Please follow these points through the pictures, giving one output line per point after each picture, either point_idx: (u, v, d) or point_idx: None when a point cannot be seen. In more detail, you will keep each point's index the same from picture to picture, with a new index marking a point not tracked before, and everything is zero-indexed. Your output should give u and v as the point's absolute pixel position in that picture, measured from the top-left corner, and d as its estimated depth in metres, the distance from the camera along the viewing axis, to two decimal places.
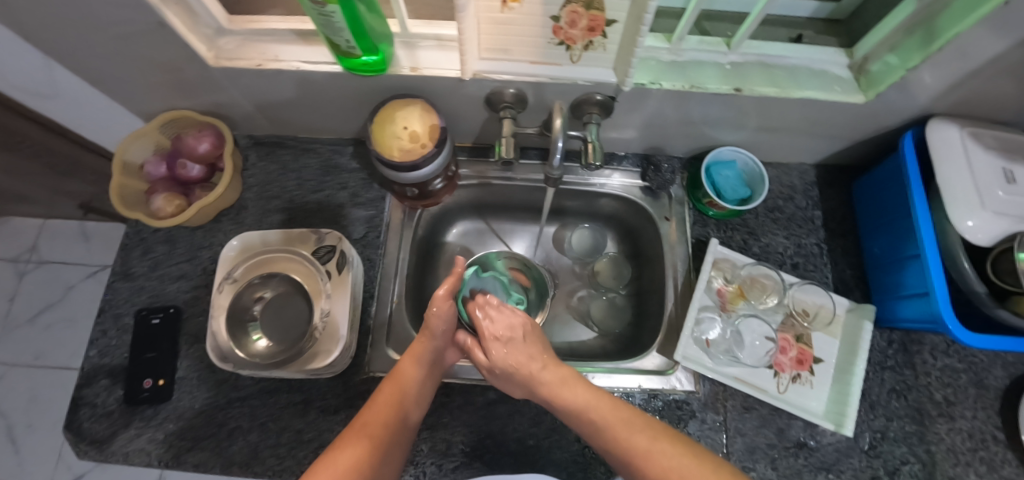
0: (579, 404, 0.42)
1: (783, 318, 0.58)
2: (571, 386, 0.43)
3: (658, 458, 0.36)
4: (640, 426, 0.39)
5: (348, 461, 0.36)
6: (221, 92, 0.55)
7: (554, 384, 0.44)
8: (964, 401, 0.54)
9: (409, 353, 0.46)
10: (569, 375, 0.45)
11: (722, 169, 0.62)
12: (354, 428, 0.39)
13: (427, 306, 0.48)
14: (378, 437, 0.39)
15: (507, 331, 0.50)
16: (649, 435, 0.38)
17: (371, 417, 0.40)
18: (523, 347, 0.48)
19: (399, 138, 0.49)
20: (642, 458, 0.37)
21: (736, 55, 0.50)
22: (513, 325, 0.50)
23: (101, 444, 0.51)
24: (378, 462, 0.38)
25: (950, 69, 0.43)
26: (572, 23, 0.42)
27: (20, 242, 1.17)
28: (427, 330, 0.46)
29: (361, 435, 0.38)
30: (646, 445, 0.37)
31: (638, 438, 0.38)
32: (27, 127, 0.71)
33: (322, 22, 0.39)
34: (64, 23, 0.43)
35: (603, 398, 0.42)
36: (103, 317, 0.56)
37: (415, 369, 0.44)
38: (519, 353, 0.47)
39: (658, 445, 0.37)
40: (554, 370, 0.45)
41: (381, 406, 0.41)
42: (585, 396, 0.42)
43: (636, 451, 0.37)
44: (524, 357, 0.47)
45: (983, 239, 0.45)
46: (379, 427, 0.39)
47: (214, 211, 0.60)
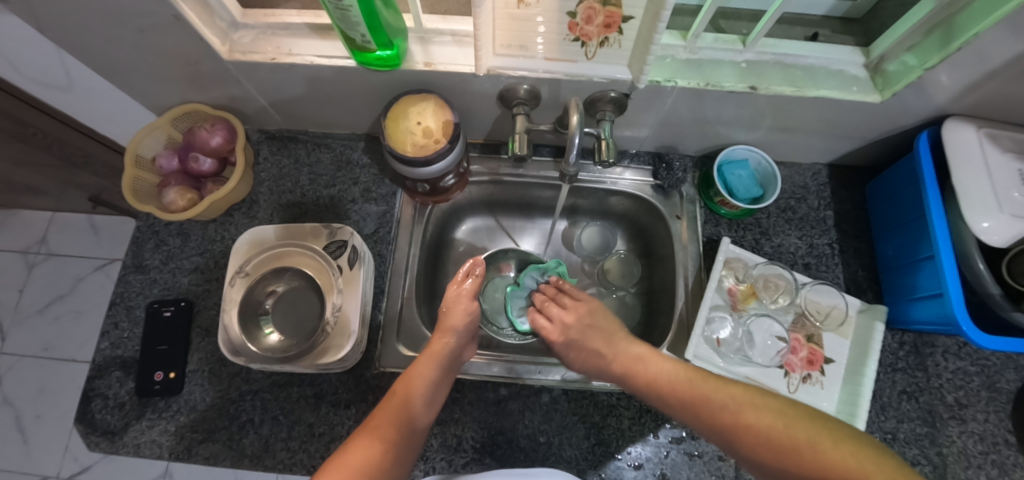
0: (664, 379, 0.44)
1: (794, 318, 0.58)
2: (658, 366, 0.46)
3: (749, 428, 0.36)
4: (725, 391, 0.40)
5: (357, 460, 0.35)
6: (235, 86, 0.56)
7: (631, 364, 0.48)
8: (976, 404, 0.54)
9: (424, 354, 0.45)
10: (646, 355, 0.47)
11: (735, 168, 0.61)
12: (364, 429, 0.38)
13: (446, 307, 0.50)
14: (389, 438, 0.38)
15: (570, 325, 0.55)
16: (739, 398, 0.39)
17: (382, 417, 0.39)
18: (593, 335, 0.52)
19: (412, 134, 0.49)
20: (736, 424, 0.37)
21: (752, 54, 0.50)
22: (573, 318, 0.55)
23: (113, 435, 0.51)
24: (387, 462, 0.36)
25: (968, 70, 0.42)
26: (588, 19, 0.42)
27: (31, 234, 1.17)
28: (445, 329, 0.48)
29: (371, 435, 0.37)
30: (735, 415, 0.37)
31: (728, 401, 0.39)
32: (40, 120, 0.71)
33: (338, 16, 0.39)
34: (81, 14, 0.43)
35: (681, 370, 0.44)
36: (116, 309, 0.57)
37: (428, 368, 0.44)
38: (588, 343, 0.52)
39: (745, 409, 0.37)
40: (633, 352, 0.49)
41: (390, 406, 0.40)
42: (673, 374, 0.44)
43: (725, 418, 0.38)
44: (594, 349, 0.51)
45: (998, 241, 0.44)
46: (389, 428, 0.38)
47: (226, 205, 0.60)
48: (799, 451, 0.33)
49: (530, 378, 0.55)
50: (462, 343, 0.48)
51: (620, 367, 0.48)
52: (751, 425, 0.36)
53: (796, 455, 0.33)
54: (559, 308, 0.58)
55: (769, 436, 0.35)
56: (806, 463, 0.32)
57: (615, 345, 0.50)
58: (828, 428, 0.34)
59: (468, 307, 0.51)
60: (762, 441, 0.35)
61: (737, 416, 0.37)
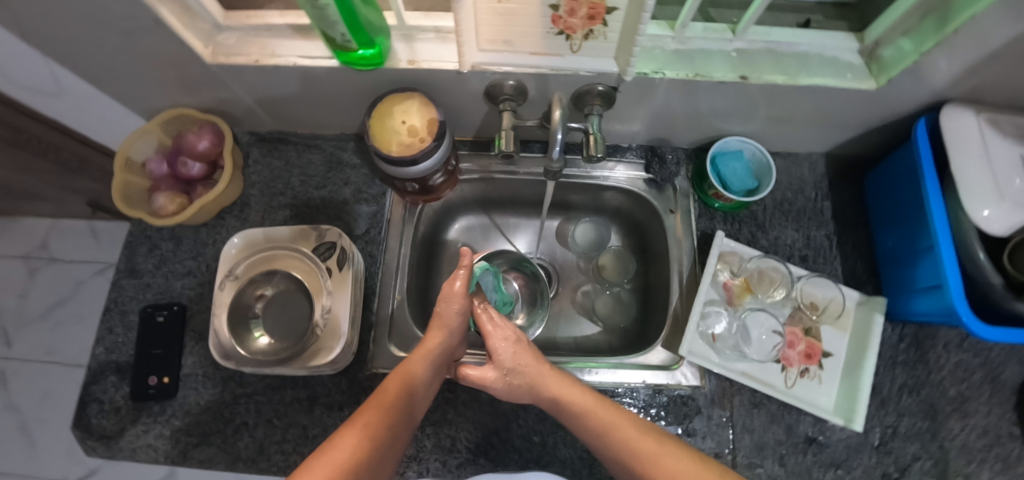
0: (580, 405, 0.40)
1: (791, 311, 0.57)
2: (572, 392, 0.41)
3: (667, 463, 0.35)
4: (644, 429, 0.38)
5: (344, 458, 0.32)
6: (221, 89, 0.55)
7: (561, 391, 0.41)
8: (979, 397, 0.53)
9: (420, 349, 0.43)
10: (569, 380, 0.42)
11: (730, 161, 0.60)
12: (352, 424, 0.35)
13: (443, 298, 0.45)
14: (379, 437, 0.35)
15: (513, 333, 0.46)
16: (652, 435, 0.38)
17: (372, 415, 0.36)
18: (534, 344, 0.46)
19: (397, 133, 0.48)
20: (651, 458, 0.36)
21: (743, 42, 0.49)
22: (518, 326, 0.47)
23: (109, 440, 0.51)
24: (370, 461, 0.34)
25: (967, 54, 0.41)
26: (572, 11, 0.41)
27: (34, 240, 1.19)
28: (443, 323, 0.45)
29: (359, 432, 0.34)
30: (654, 449, 0.36)
31: (643, 442, 0.37)
32: (33, 126, 0.72)
33: (318, 16, 0.39)
34: (63, 20, 0.43)
35: (605, 401, 0.41)
36: (110, 314, 0.57)
37: (421, 365, 0.42)
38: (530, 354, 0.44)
39: (663, 444, 0.37)
40: (557, 376, 0.43)
41: (381, 404, 0.37)
42: (584, 398, 0.41)
43: (644, 450, 0.36)
44: (534, 360, 0.44)
45: (999, 229, 0.43)
46: (380, 427, 0.36)
47: (217, 208, 0.60)
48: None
49: None
50: (454, 342, 0.46)
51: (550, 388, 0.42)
52: (670, 461, 0.35)
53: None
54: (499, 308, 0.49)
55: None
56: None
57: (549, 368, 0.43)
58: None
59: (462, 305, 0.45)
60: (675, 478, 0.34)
61: (658, 451, 0.36)
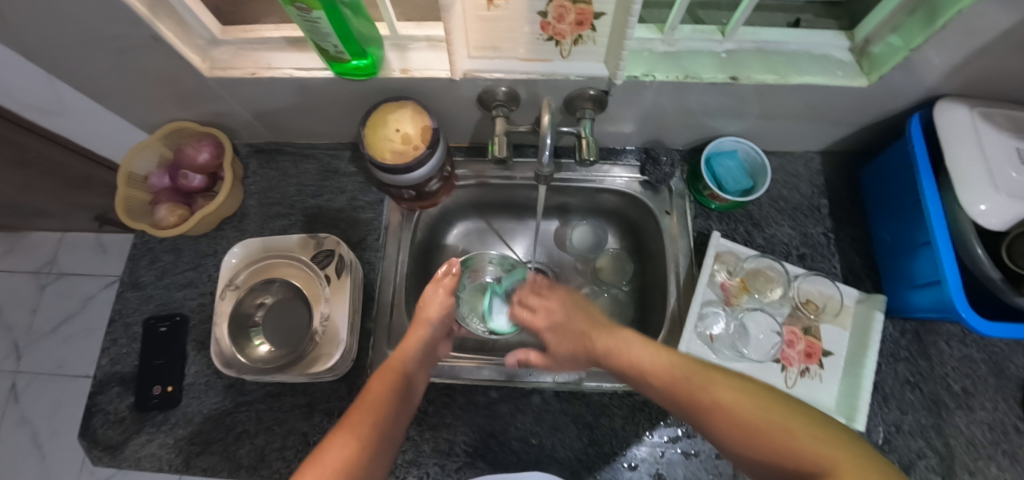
0: (635, 360, 0.41)
1: (790, 310, 0.56)
2: (631, 348, 0.42)
3: (718, 409, 0.33)
4: (695, 376, 0.36)
5: (336, 461, 0.34)
6: (220, 102, 0.56)
7: (615, 347, 0.43)
8: (984, 392, 0.52)
9: (402, 347, 0.46)
10: (629, 337, 0.44)
11: (724, 159, 0.60)
12: (340, 428, 0.37)
13: (422, 300, 0.52)
14: (370, 435, 0.37)
15: (549, 316, 0.53)
16: (701, 381, 0.35)
17: (358, 416, 0.38)
18: (576, 321, 0.50)
19: (390, 141, 0.49)
20: (703, 405, 0.34)
21: (732, 43, 0.49)
22: (553, 310, 0.53)
23: (114, 450, 0.52)
24: (367, 461, 0.35)
25: (958, 47, 0.41)
26: (560, 17, 0.42)
27: (42, 254, 1.21)
28: (422, 317, 0.49)
29: (347, 434, 0.36)
30: (704, 395, 0.34)
31: (696, 389, 0.35)
32: (39, 143, 0.73)
33: (308, 28, 0.39)
34: (63, 39, 0.44)
35: (655, 349, 0.41)
36: (114, 325, 0.58)
37: (404, 360, 0.44)
38: (573, 331, 0.49)
39: (714, 388, 0.34)
40: (614, 336, 0.45)
41: (366, 404, 0.39)
42: (638, 352, 0.41)
43: (695, 400, 0.34)
44: (580, 333, 0.49)
45: (996, 224, 0.43)
46: (367, 425, 0.37)
47: (217, 219, 0.61)
48: (759, 433, 0.30)
49: (522, 381, 0.54)
50: (436, 336, 0.49)
51: (602, 348, 0.45)
52: (722, 407, 0.33)
53: (756, 439, 0.30)
54: (535, 297, 0.56)
55: (739, 418, 0.31)
56: (771, 448, 0.29)
57: (593, 335, 0.47)
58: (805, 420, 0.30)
59: (444, 303, 0.51)
60: (727, 422, 0.32)
61: (709, 396, 0.34)
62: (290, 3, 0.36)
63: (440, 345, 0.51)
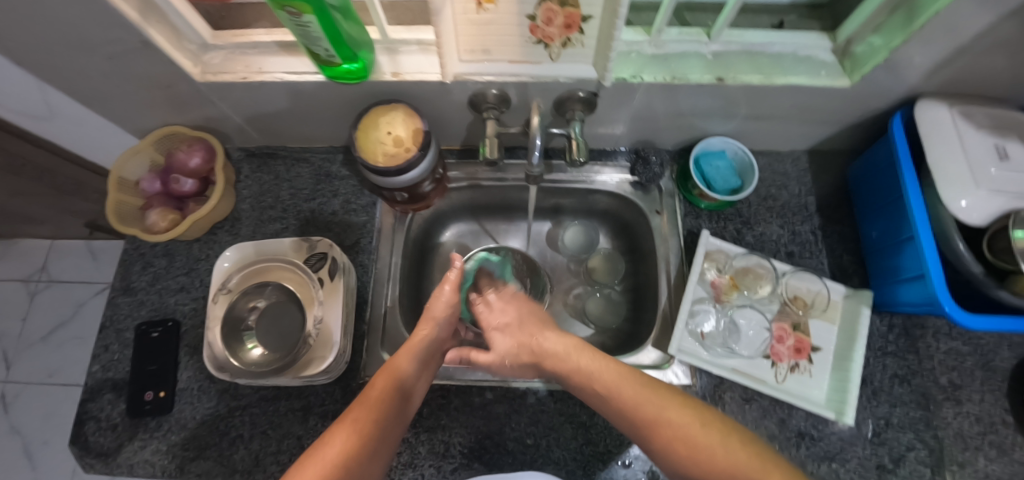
0: (584, 368, 0.43)
1: (778, 307, 0.58)
2: (577, 355, 0.44)
3: (667, 425, 0.34)
4: (647, 392, 0.38)
5: (334, 455, 0.34)
6: (211, 107, 0.56)
7: (561, 352, 0.46)
8: (971, 384, 0.53)
9: (406, 347, 0.46)
10: (576, 344, 0.46)
11: (713, 160, 0.61)
12: (342, 422, 0.37)
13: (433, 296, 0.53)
14: (370, 433, 0.37)
15: (502, 316, 0.57)
16: (657, 397, 0.37)
17: (361, 412, 0.38)
18: (523, 325, 0.53)
19: (382, 144, 0.49)
20: (652, 420, 0.35)
21: (719, 45, 0.50)
22: (508, 312, 0.57)
23: (107, 457, 0.52)
24: (364, 458, 0.36)
25: (936, 46, 0.42)
26: (548, 20, 0.42)
27: (32, 262, 1.20)
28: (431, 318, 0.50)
29: (349, 429, 0.36)
30: (655, 411, 0.36)
31: (650, 405, 0.37)
32: (28, 150, 0.73)
33: (300, 33, 0.40)
34: (53, 44, 0.44)
35: (607, 359, 0.42)
36: (106, 332, 0.57)
37: (406, 362, 0.45)
38: (519, 332, 0.53)
39: (664, 404, 0.36)
40: (558, 340, 0.48)
41: (368, 402, 0.39)
42: (590, 362, 0.43)
43: (647, 414, 0.36)
44: (526, 334, 0.52)
45: (977, 219, 0.44)
46: (369, 422, 0.38)
47: (209, 224, 0.61)
48: (703, 451, 0.32)
49: (516, 382, 0.54)
50: (441, 336, 0.50)
51: (546, 350, 0.47)
52: (671, 423, 0.34)
53: (701, 457, 0.32)
54: (497, 299, 0.60)
55: (684, 433, 0.33)
56: (710, 466, 0.31)
57: (533, 335, 0.51)
58: (743, 437, 0.33)
59: (449, 301, 0.52)
60: (675, 439, 0.33)
61: (659, 412, 0.36)
62: (281, 7, 0.36)
63: (445, 346, 0.52)
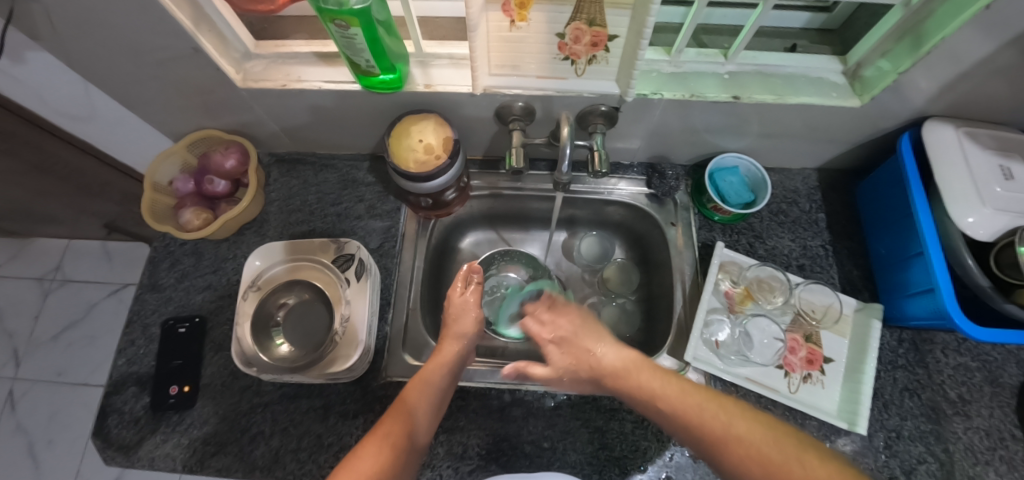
0: (645, 385, 0.43)
1: (791, 318, 0.58)
2: (637, 373, 0.45)
3: (738, 443, 0.34)
4: (713, 407, 0.38)
5: (369, 467, 0.36)
6: (247, 112, 0.59)
7: (621, 367, 0.46)
8: (979, 399, 0.54)
9: (435, 359, 0.48)
10: (636, 359, 0.46)
11: (726, 175, 0.63)
12: (374, 435, 0.39)
13: (463, 314, 0.55)
14: (400, 446, 0.38)
15: (557, 329, 0.57)
16: (722, 414, 0.37)
17: (392, 425, 0.40)
18: (582, 340, 0.53)
19: (414, 151, 0.52)
20: (721, 438, 0.35)
21: (734, 66, 0.53)
22: (562, 326, 0.57)
23: (128, 450, 0.52)
24: (396, 467, 0.37)
25: (942, 72, 0.45)
26: (576, 39, 0.44)
27: (48, 261, 1.21)
28: (457, 334, 0.52)
29: (381, 442, 0.38)
30: (723, 428, 0.36)
31: (719, 422, 0.36)
32: (62, 149, 0.76)
33: (344, 44, 0.42)
34: (109, 49, 0.47)
35: (668, 376, 0.43)
36: (133, 326, 0.59)
37: (435, 373, 0.46)
38: (576, 346, 0.52)
39: (731, 421, 0.36)
40: (618, 355, 0.48)
41: (397, 415, 0.41)
42: (649, 379, 0.43)
43: (714, 432, 0.36)
44: (584, 347, 0.51)
45: (983, 235, 0.46)
46: (399, 434, 0.39)
47: (238, 224, 0.63)
48: (779, 467, 0.32)
49: (533, 384, 0.55)
50: (468, 349, 0.52)
51: (603, 363, 0.48)
52: (742, 440, 0.34)
53: (777, 473, 0.32)
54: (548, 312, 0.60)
55: (758, 450, 0.33)
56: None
57: (590, 347, 0.51)
58: (815, 454, 0.32)
59: (476, 317, 0.55)
60: (747, 457, 0.33)
61: (728, 429, 0.35)
62: (331, 20, 0.39)
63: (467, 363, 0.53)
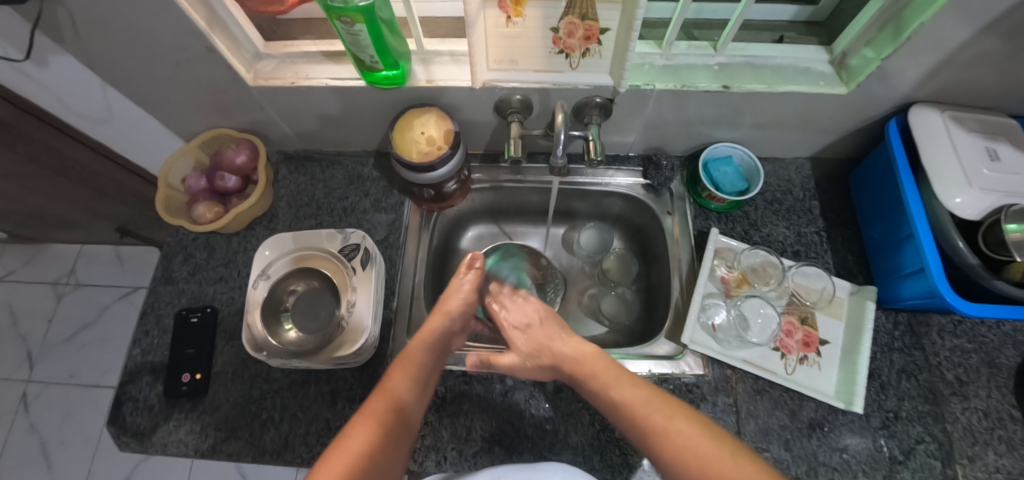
0: (602, 374, 0.46)
1: (787, 301, 0.60)
2: (592, 363, 0.48)
3: (676, 436, 0.37)
4: (659, 404, 0.40)
5: (356, 445, 0.37)
6: (258, 112, 0.62)
7: (577, 358, 0.49)
8: (977, 380, 0.55)
9: (418, 337, 0.51)
10: (591, 353, 0.49)
11: (720, 165, 0.65)
12: (361, 415, 0.40)
13: (445, 296, 0.57)
14: (388, 421, 0.40)
15: (521, 319, 0.60)
16: (668, 410, 0.39)
17: (379, 403, 0.42)
18: (543, 330, 0.56)
19: (417, 143, 0.54)
20: (661, 431, 0.37)
21: (724, 57, 0.55)
22: (528, 315, 0.60)
23: (142, 436, 0.54)
24: (385, 445, 0.39)
25: (924, 57, 0.46)
26: (570, 33, 0.47)
27: (62, 266, 1.24)
28: (442, 311, 0.54)
29: (369, 421, 0.39)
30: (664, 422, 0.38)
31: (661, 417, 0.39)
32: (80, 152, 0.79)
33: (350, 41, 0.45)
34: (129, 51, 0.50)
35: (623, 371, 0.45)
36: (148, 317, 0.61)
37: (421, 350, 0.49)
38: (538, 336, 0.55)
39: (673, 417, 0.38)
40: (575, 346, 0.51)
41: (384, 394, 0.42)
42: (604, 369, 0.46)
43: (655, 424, 0.38)
44: (546, 337, 0.54)
45: (971, 214, 0.47)
46: (386, 412, 0.41)
47: (249, 218, 0.65)
48: (710, 462, 0.34)
49: None
50: (454, 328, 0.54)
51: (563, 355, 0.50)
52: (680, 433, 0.37)
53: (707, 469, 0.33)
54: (514, 301, 0.64)
55: (695, 446, 0.35)
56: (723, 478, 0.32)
57: (552, 339, 0.54)
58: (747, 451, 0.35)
59: (465, 297, 0.56)
60: (683, 449, 0.35)
61: (669, 423, 0.38)
62: (337, 17, 0.41)
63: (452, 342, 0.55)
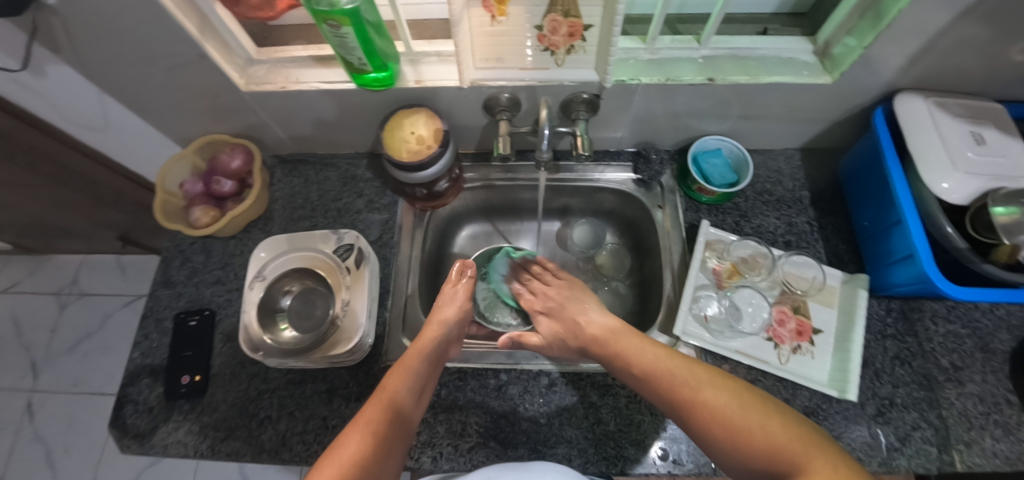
0: (623, 351, 0.48)
1: (778, 291, 0.60)
2: (618, 339, 0.51)
3: (704, 407, 0.38)
4: (682, 374, 0.42)
5: (348, 454, 0.39)
6: (252, 116, 0.63)
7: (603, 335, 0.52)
8: (971, 365, 0.54)
9: (415, 346, 0.50)
10: (617, 328, 0.52)
11: (710, 157, 0.65)
12: (356, 424, 0.41)
13: (443, 307, 0.56)
14: (380, 432, 0.41)
15: (548, 301, 0.65)
16: (693, 381, 0.41)
17: (372, 413, 0.42)
18: (569, 309, 0.60)
19: (406, 142, 0.55)
20: (690, 402, 0.39)
21: (708, 50, 0.55)
22: (551, 297, 0.65)
23: (142, 438, 0.55)
24: (380, 456, 0.40)
25: (905, 44, 0.47)
26: (554, 30, 0.48)
27: (65, 276, 1.26)
28: (437, 321, 0.52)
29: (363, 430, 0.41)
30: (691, 393, 0.39)
31: (687, 387, 0.40)
32: (78, 162, 0.80)
33: (337, 43, 0.45)
34: (123, 59, 0.51)
35: (647, 345, 0.47)
36: (147, 321, 0.62)
37: (416, 359, 0.48)
38: (564, 316, 0.60)
39: (700, 388, 0.39)
40: (601, 316, 0.56)
41: (380, 401, 0.43)
42: (626, 344, 0.49)
43: (683, 396, 0.40)
44: (570, 318, 0.59)
45: (958, 199, 0.47)
46: (379, 423, 0.42)
47: (245, 221, 0.66)
48: (739, 431, 0.35)
49: (529, 364, 0.58)
50: (450, 337, 0.52)
51: (590, 334, 0.54)
52: (707, 404, 0.38)
53: (738, 436, 0.35)
54: (541, 285, 0.68)
55: (723, 413, 0.36)
56: (751, 445, 0.34)
57: (580, 313, 0.58)
58: (777, 414, 0.35)
59: (462, 306, 0.57)
60: (712, 421, 0.37)
61: (696, 395, 0.39)
62: (323, 21, 0.42)
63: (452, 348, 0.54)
